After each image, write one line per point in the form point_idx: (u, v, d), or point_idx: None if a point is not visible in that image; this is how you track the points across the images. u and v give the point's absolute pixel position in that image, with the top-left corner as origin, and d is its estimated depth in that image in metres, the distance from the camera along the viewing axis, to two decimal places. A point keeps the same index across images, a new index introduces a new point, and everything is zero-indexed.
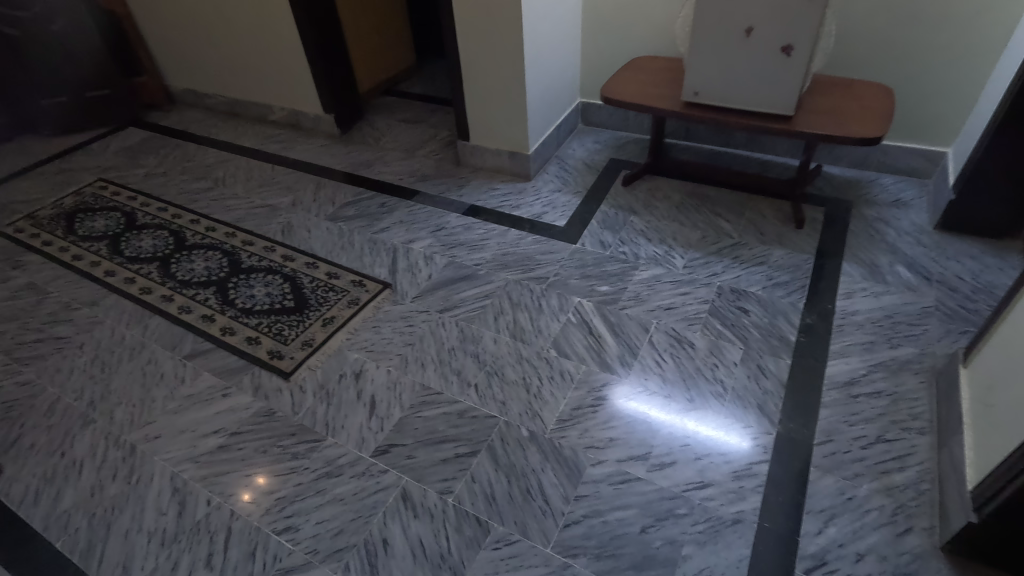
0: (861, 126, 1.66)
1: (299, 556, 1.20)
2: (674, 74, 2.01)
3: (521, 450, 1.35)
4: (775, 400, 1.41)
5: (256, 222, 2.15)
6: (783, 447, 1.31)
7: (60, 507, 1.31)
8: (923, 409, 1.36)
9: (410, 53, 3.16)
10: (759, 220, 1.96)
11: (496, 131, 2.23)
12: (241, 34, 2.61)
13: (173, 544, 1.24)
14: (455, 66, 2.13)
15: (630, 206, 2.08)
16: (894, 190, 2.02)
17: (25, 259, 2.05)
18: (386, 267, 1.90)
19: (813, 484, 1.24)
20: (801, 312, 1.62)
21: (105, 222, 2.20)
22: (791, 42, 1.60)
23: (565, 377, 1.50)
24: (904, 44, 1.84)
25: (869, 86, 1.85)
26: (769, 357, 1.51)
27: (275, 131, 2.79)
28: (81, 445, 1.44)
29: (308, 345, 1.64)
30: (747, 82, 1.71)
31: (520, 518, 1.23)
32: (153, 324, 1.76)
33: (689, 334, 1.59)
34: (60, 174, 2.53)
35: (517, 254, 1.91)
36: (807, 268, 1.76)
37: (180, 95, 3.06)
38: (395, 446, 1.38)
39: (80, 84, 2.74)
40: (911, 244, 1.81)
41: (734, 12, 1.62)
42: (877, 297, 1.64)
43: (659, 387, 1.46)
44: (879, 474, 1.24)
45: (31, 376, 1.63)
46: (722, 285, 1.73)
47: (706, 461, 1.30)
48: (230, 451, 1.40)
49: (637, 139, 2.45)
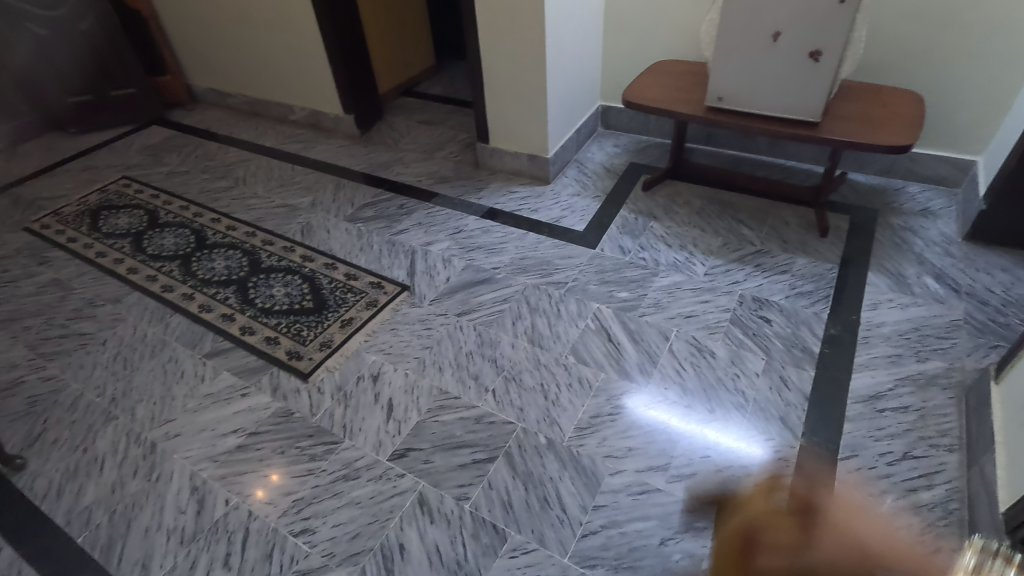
0: (890, 134, 1.62)
1: (317, 559, 1.20)
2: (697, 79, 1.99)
3: (538, 458, 1.34)
4: (799, 413, 1.38)
5: (276, 222, 2.16)
6: (806, 461, 1.29)
7: (82, 502, 1.33)
8: (952, 426, 1.32)
9: (429, 54, 3.17)
10: (782, 227, 1.93)
11: (517, 133, 2.22)
12: (263, 33, 2.63)
13: (192, 543, 1.24)
14: (477, 69, 2.13)
15: (650, 211, 2.06)
16: (921, 199, 1.98)
17: (50, 255, 2.08)
18: (404, 269, 1.90)
19: (837, 500, 1.22)
20: (825, 323, 1.59)
21: (128, 219, 2.23)
22: (820, 47, 1.57)
23: (583, 385, 1.49)
24: (936, 51, 1.80)
25: (899, 93, 1.81)
26: (792, 368, 1.48)
27: (295, 131, 2.81)
28: (103, 441, 1.46)
29: (327, 346, 1.65)
30: (774, 87, 1.68)
31: (537, 527, 1.22)
32: (174, 322, 1.78)
33: (710, 343, 1.57)
34: (85, 171, 2.57)
35: (535, 258, 1.91)
36: (831, 277, 1.73)
37: (202, 94, 3.10)
38: (412, 450, 1.38)
39: (106, 83, 2.79)
40: (939, 255, 1.77)
41: (762, 17, 1.59)
42: (904, 309, 1.61)
43: (679, 396, 1.45)
44: (906, 492, 1.22)
45: (55, 372, 1.65)
46: (744, 293, 1.70)
47: (727, 474, 1.28)
48: (248, 450, 1.41)
49: (657, 143, 2.43)
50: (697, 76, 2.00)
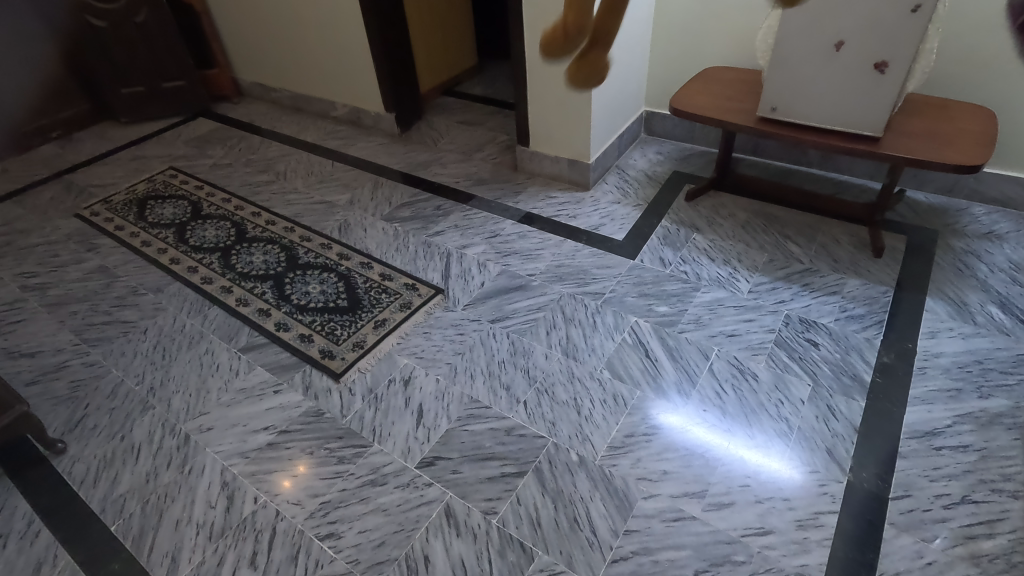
0: (958, 152, 1.52)
1: (340, 565, 1.19)
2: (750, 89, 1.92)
3: (569, 476, 1.30)
4: (847, 445, 1.31)
5: (314, 218, 2.18)
6: (856, 498, 1.22)
7: (116, 491, 1.35)
8: (1017, 470, 1.24)
9: (472, 54, 3.15)
10: (832, 245, 1.85)
11: (557, 138, 2.18)
12: (310, 30, 2.65)
13: (220, 539, 1.25)
14: (521, 72, 2.09)
15: (692, 222, 2.00)
16: (987, 221, 1.87)
17: (99, 242, 2.14)
18: (438, 272, 1.88)
19: (888, 543, 1.15)
20: (877, 350, 1.51)
21: (173, 210, 2.28)
22: (886, 58, 1.48)
23: (618, 402, 1.44)
24: (1014, 65, 1.69)
25: (968, 109, 1.71)
26: (841, 397, 1.40)
27: (336, 127, 2.83)
28: (139, 430, 1.48)
29: (360, 346, 1.64)
30: (834, 98, 1.60)
31: (565, 548, 1.18)
32: (211, 315, 1.80)
33: (752, 365, 1.50)
34: (134, 161, 2.63)
35: (572, 266, 1.86)
36: (885, 301, 1.64)
37: (248, 87, 3.15)
38: (440, 458, 1.36)
39: (157, 75, 2.86)
40: (1005, 282, 1.66)
41: (825, 26, 1.51)
42: (965, 339, 1.51)
43: (718, 419, 1.39)
44: (965, 539, 1.14)
45: (97, 358, 1.69)
46: (791, 314, 1.63)
47: (768, 505, 1.22)
48: (278, 449, 1.41)
49: (702, 151, 2.36)
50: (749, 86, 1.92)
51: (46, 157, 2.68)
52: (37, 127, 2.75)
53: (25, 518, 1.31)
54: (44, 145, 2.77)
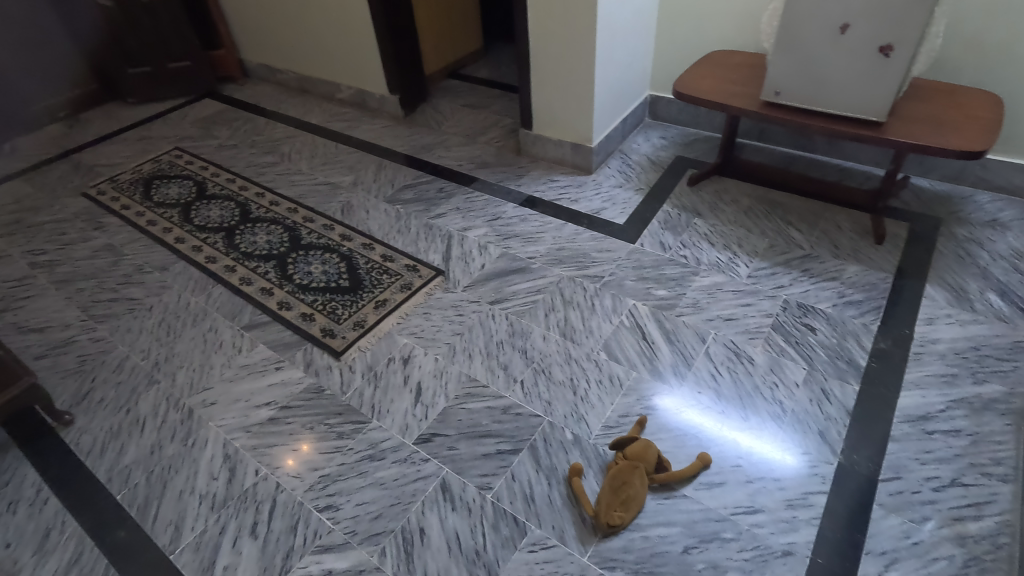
0: (961, 138, 1.51)
1: (339, 535, 1.22)
2: (638, 441, 1.26)
3: (564, 453, 1.33)
4: (839, 428, 1.32)
5: (317, 199, 2.19)
6: (844, 479, 1.24)
7: (122, 462, 1.39)
8: (1008, 454, 1.25)
9: (478, 36, 3.13)
10: (834, 231, 1.84)
11: (561, 122, 2.17)
12: (316, 11, 2.64)
13: (222, 508, 1.28)
14: (527, 55, 2.08)
15: (694, 207, 1.99)
16: (990, 209, 1.86)
17: (105, 221, 2.17)
18: (440, 254, 1.90)
19: (875, 522, 1.16)
20: (874, 335, 1.51)
21: (178, 189, 2.30)
22: (892, 42, 1.47)
23: (613, 383, 1.46)
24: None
25: (974, 94, 1.69)
26: (835, 381, 1.41)
27: (341, 109, 2.83)
28: (145, 404, 1.51)
29: (360, 326, 1.66)
30: (839, 82, 1.59)
31: (558, 523, 1.21)
32: (215, 293, 1.83)
33: (749, 349, 1.51)
34: (140, 141, 2.65)
35: (573, 249, 1.87)
36: (884, 288, 1.64)
37: (254, 69, 3.15)
38: (438, 435, 1.38)
39: (164, 55, 2.86)
40: (1005, 270, 1.66)
41: (830, 7, 1.50)
42: (963, 326, 1.51)
43: (713, 402, 1.40)
44: (952, 521, 1.15)
45: (104, 333, 1.72)
46: (789, 299, 1.63)
47: (759, 485, 1.24)
48: (279, 424, 1.44)
49: (706, 136, 2.35)
50: (633, 458, 1.23)
51: (53, 136, 2.70)
52: (44, 107, 2.77)
53: (34, 486, 1.35)
54: (51, 124, 2.79)
